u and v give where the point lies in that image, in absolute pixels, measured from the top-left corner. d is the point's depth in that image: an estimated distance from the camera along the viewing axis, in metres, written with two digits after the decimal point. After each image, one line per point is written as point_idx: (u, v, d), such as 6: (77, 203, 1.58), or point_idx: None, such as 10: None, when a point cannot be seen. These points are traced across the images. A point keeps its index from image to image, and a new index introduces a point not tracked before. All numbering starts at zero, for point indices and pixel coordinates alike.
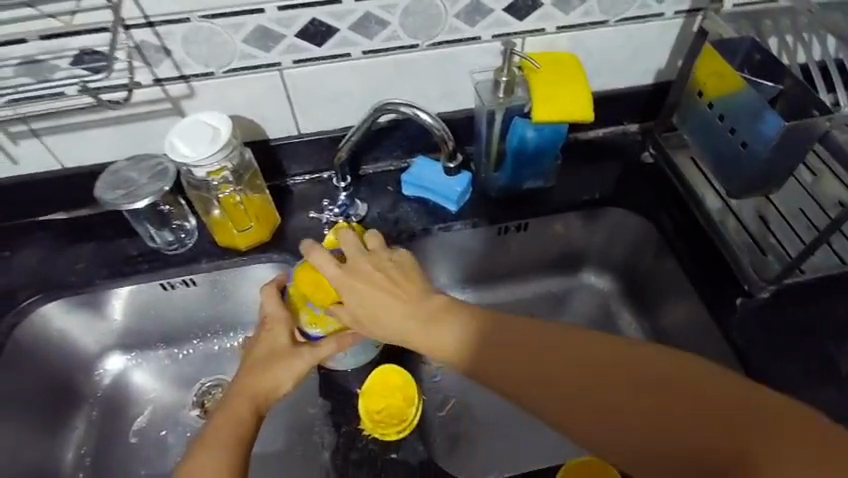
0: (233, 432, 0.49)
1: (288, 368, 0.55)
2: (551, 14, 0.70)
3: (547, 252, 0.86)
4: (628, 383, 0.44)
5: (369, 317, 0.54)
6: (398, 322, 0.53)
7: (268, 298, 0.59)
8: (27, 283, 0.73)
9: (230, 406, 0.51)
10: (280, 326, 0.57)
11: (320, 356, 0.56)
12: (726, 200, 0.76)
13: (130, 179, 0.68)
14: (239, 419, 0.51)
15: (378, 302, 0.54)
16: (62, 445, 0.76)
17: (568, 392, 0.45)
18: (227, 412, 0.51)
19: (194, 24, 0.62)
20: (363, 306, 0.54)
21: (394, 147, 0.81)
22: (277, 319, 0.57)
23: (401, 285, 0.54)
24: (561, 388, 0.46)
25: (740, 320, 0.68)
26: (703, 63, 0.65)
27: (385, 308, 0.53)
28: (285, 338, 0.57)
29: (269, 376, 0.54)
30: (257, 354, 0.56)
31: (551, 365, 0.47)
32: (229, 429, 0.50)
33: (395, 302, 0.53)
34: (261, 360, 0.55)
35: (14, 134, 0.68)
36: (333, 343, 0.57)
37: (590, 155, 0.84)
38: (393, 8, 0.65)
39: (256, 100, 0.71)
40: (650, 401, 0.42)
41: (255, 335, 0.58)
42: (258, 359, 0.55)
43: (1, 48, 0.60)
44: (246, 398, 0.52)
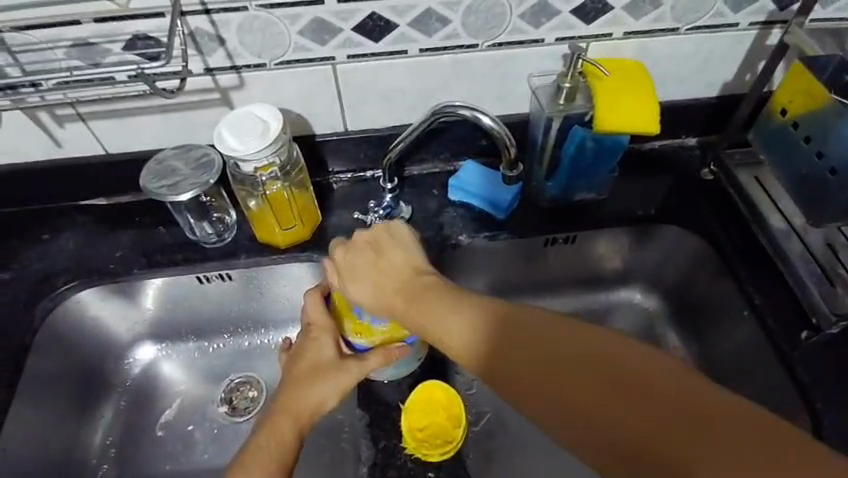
0: (276, 450, 0.52)
1: (331, 384, 0.56)
2: (621, 19, 0.66)
3: (594, 267, 0.82)
4: (625, 390, 0.39)
5: (355, 288, 0.56)
6: (382, 296, 0.54)
7: (313, 305, 0.59)
8: (65, 269, 0.72)
9: (274, 421, 0.54)
10: (325, 336, 0.58)
11: (365, 370, 0.57)
12: (791, 221, 0.72)
13: (176, 170, 0.66)
14: (285, 432, 0.53)
15: (369, 277, 0.55)
16: (89, 434, 0.75)
17: (556, 392, 0.41)
18: (270, 428, 0.53)
19: (250, 13, 0.59)
20: (351, 270, 0.56)
21: (442, 149, 0.78)
22: (321, 328, 0.58)
23: (393, 264, 0.55)
24: (550, 387, 0.42)
25: (805, 355, 0.64)
26: (789, 81, 0.62)
27: (374, 283, 0.55)
28: (330, 349, 0.57)
29: (313, 389, 0.56)
30: (302, 364, 0.57)
31: (546, 363, 0.43)
32: (272, 446, 0.52)
33: (384, 279, 0.54)
34: (306, 372, 0.57)
35: (61, 117, 0.67)
36: (378, 356, 0.57)
37: (646, 168, 0.79)
38: (457, 5, 0.62)
39: (306, 93, 0.69)
40: (643, 414, 0.38)
41: (300, 343, 0.59)
42: (303, 370, 0.57)
43: (55, 29, 0.58)
44: (289, 413, 0.54)
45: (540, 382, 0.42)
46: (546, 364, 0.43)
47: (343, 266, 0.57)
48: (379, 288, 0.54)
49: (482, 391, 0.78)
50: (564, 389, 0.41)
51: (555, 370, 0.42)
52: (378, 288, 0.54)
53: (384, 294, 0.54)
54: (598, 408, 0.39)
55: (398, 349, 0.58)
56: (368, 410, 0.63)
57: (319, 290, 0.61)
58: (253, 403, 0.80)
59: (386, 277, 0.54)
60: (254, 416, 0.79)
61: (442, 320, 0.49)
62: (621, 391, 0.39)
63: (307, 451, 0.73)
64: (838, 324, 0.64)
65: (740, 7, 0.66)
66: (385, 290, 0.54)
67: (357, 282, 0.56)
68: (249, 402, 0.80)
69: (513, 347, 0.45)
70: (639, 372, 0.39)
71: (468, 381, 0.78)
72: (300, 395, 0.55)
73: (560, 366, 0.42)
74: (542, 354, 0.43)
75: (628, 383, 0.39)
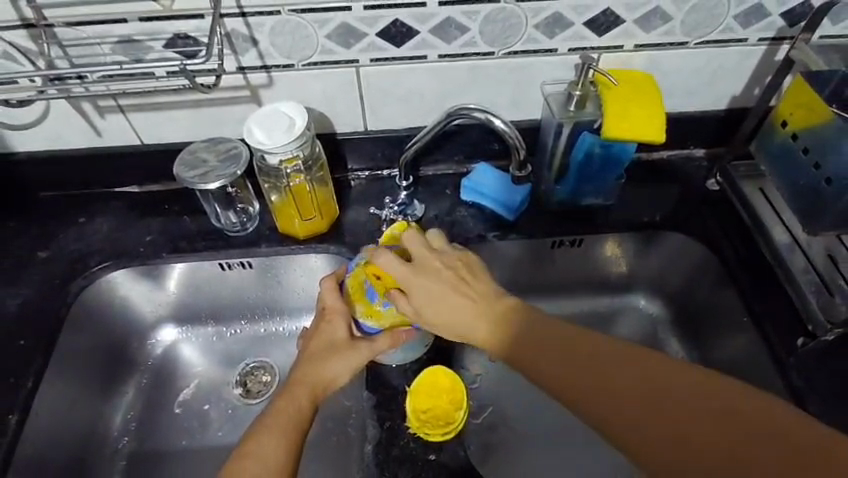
0: (293, 421, 0.55)
1: (344, 363, 0.60)
2: (632, 32, 0.69)
3: (600, 271, 0.85)
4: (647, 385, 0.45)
5: (424, 302, 0.57)
6: (458, 315, 0.55)
7: (328, 290, 0.62)
8: (99, 250, 0.77)
9: (291, 395, 0.56)
10: (339, 319, 0.61)
11: (375, 352, 0.61)
12: (794, 233, 0.74)
13: (206, 161, 0.71)
14: (301, 402, 0.56)
15: (440, 285, 0.56)
16: (112, 408, 0.80)
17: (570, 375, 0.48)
18: (288, 400, 0.56)
19: (283, 16, 0.64)
20: (424, 295, 0.57)
21: (456, 152, 0.81)
22: (337, 311, 0.61)
23: (466, 280, 0.56)
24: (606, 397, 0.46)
25: (799, 362, 0.66)
26: (791, 96, 0.65)
27: (443, 297, 0.56)
28: (343, 330, 0.61)
29: (328, 366, 0.59)
30: (317, 343, 0.60)
31: (603, 376, 0.47)
32: (288, 417, 0.55)
33: (454, 293, 0.56)
34: (321, 351, 0.60)
35: (102, 108, 0.72)
36: (387, 340, 0.61)
37: (653, 177, 0.82)
38: (475, 14, 0.66)
39: (330, 94, 0.73)
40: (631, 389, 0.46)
41: (314, 324, 0.62)
42: (318, 349, 0.60)
43: (103, 27, 0.63)
44: (305, 389, 0.57)
45: (596, 391, 0.47)
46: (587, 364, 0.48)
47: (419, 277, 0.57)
48: (452, 305, 0.55)
49: (486, 385, 0.81)
50: (614, 394, 0.46)
51: (603, 373, 0.47)
52: (452, 307, 0.55)
53: (459, 312, 0.55)
54: (652, 413, 0.44)
55: (404, 333, 0.63)
56: (375, 393, 0.66)
57: (334, 277, 0.64)
58: (266, 386, 0.84)
59: (452, 285, 0.56)
60: (267, 400, 0.83)
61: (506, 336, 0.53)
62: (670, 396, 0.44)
63: (316, 433, 0.76)
64: (833, 331, 0.66)
65: (748, 23, 0.69)
66: (462, 309, 0.55)
67: (436, 308, 0.56)
68: (262, 385, 0.84)
69: (569, 360, 0.49)
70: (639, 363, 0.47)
71: (473, 375, 0.81)
72: (316, 371, 0.59)
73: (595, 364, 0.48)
74: (597, 369, 0.48)
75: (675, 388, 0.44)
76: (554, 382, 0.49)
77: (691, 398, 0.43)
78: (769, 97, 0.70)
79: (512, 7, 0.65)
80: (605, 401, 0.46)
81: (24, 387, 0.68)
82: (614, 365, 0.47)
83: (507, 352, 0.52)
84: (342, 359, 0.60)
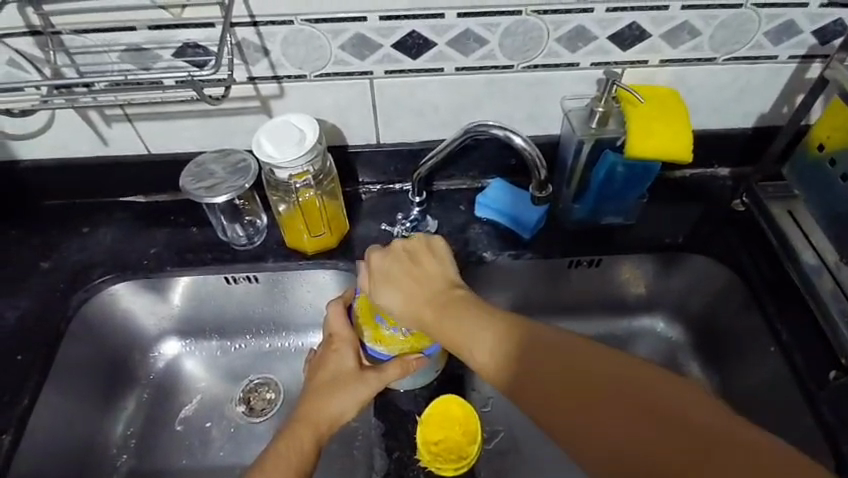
0: (293, 460, 0.55)
1: (350, 396, 0.59)
2: (658, 47, 0.66)
3: (617, 292, 0.82)
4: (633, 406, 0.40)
5: (388, 301, 0.57)
6: (420, 310, 0.54)
7: (335, 316, 0.62)
8: (101, 261, 0.75)
9: (292, 432, 0.57)
10: (345, 346, 0.61)
11: (384, 382, 0.59)
12: (826, 257, 0.69)
13: (214, 173, 0.69)
14: (305, 437, 0.57)
15: (398, 281, 0.57)
16: (112, 424, 0.77)
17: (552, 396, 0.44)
18: (289, 438, 0.57)
19: (296, 26, 0.62)
20: (387, 281, 0.58)
21: (471, 167, 0.79)
22: (343, 340, 0.61)
23: (423, 274, 0.57)
24: (577, 412, 0.42)
25: (830, 395, 0.63)
26: (830, 117, 0.62)
27: (401, 294, 0.56)
28: (350, 359, 0.60)
29: (332, 397, 0.59)
30: (324, 374, 0.60)
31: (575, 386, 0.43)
32: (289, 456, 0.55)
33: (412, 289, 0.56)
34: (328, 382, 0.60)
35: (109, 117, 0.70)
36: (396, 369, 0.59)
37: (675, 196, 0.79)
38: (495, 26, 0.63)
39: (342, 105, 0.70)
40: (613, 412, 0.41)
41: (323, 353, 0.62)
42: (324, 379, 0.60)
43: (110, 35, 0.61)
44: (307, 426, 0.57)
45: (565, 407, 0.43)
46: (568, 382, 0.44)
47: (379, 277, 0.58)
48: (412, 302, 0.55)
49: (497, 409, 0.78)
50: (583, 408, 0.42)
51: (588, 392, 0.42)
52: (412, 304, 0.55)
53: (420, 306, 0.55)
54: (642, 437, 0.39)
55: (414, 362, 0.59)
56: (383, 420, 0.63)
57: (341, 301, 0.63)
58: (270, 404, 0.82)
59: (409, 280, 0.56)
60: (271, 418, 0.81)
61: (475, 340, 0.49)
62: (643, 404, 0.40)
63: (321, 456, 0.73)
64: None
65: (780, 40, 0.66)
66: (422, 305, 0.54)
67: (396, 306, 0.56)
68: (266, 403, 0.82)
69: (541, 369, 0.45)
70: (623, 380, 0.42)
71: (484, 398, 0.78)
72: (320, 403, 0.59)
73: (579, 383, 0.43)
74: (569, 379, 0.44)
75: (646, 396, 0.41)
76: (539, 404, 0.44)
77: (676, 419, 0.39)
78: (801, 117, 0.67)
79: (534, 20, 0.63)
80: (575, 414, 0.42)
81: (20, 404, 0.66)
82: (586, 372, 0.43)
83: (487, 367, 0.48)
84: (348, 392, 0.59)
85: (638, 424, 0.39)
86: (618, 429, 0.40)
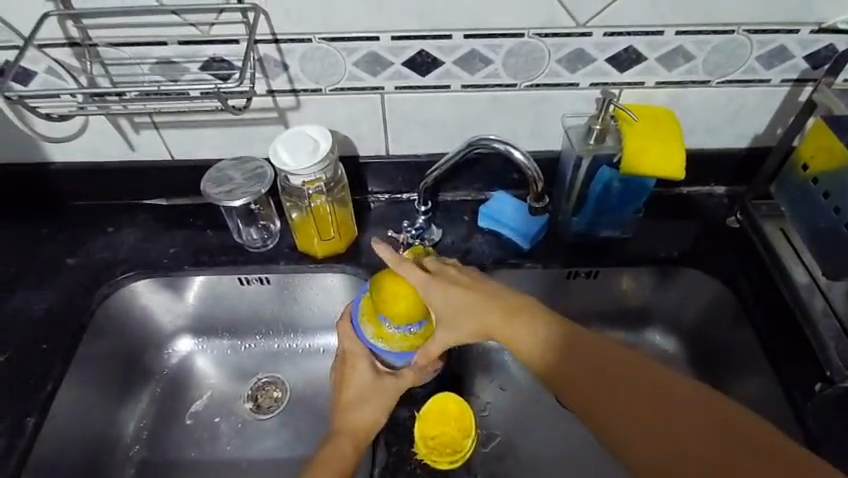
0: (344, 469, 0.62)
1: (377, 403, 0.67)
2: (654, 69, 0.70)
3: (615, 304, 0.84)
4: (656, 398, 0.49)
5: (442, 312, 0.60)
6: (479, 320, 0.58)
7: (347, 335, 0.69)
8: (124, 259, 0.80)
9: (337, 445, 0.64)
10: (360, 360, 0.68)
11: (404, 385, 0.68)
12: (816, 276, 0.73)
13: (233, 178, 0.73)
14: (348, 447, 0.64)
15: (451, 293, 0.59)
16: (125, 416, 0.81)
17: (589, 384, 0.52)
18: (335, 450, 0.64)
19: (313, 44, 0.67)
20: (444, 298, 0.60)
21: (475, 180, 0.82)
22: (358, 356, 0.69)
23: (474, 283, 0.60)
24: (618, 403, 0.50)
25: (816, 408, 0.66)
26: (812, 138, 0.66)
27: (459, 306, 0.59)
28: (368, 372, 0.68)
29: (361, 406, 0.67)
30: (349, 389, 0.68)
31: (624, 387, 0.51)
32: (340, 466, 0.62)
33: (467, 301, 0.58)
34: (355, 396, 0.67)
35: (138, 124, 0.75)
36: (413, 374, 0.67)
37: (672, 211, 0.82)
38: (499, 48, 0.67)
39: (354, 118, 0.75)
40: (639, 399, 0.49)
41: (341, 369, 0.69)
42: (351, 393, 0.68)
43: (143, 48, 0.67)
44: (349, 438, 0.65)
45: (611, 406, 0.50)
46: (603, 374, 0.52)
47: (429, 289, 0.60)
48: (469, 311, 0.58)
49: (495, 414, 0.80)
50: (628, 404, 0.50)
51: (619, 382, 0.51)
52: (470, 314, 0.58)
53: (479, 316, 0.58)
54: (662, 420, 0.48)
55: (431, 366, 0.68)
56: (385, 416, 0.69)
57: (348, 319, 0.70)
58: (276, 402, 0.85)
59: (463, 292, 0.59)
60: (277, 415, 0.84)
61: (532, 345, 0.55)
62: (679, 407, 0.48)
63: None
64: None
65: (771, 65, 0.70)
66: (481, 315, 0.58)
67: (452, 319, 0.59)
68: (273, 401, 0.85)
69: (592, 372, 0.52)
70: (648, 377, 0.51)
71: (483, 403, 0.80)
72: (353, 414, 0.67)
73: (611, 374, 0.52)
74: (616, 382, 0.51)
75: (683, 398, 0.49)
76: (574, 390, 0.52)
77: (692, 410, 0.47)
78: (792, 138, 0.71)
79: (535, 42, 0.67)
80: (606, 400, 0.51)
81: (44, 390, 0.70)
82: (625, 369, 0.51)
83: (530, 355, 0.55)
84: (376, 401, 0.67)
85: (679, 425, 0.47)
86: (660, 427, 0.48)
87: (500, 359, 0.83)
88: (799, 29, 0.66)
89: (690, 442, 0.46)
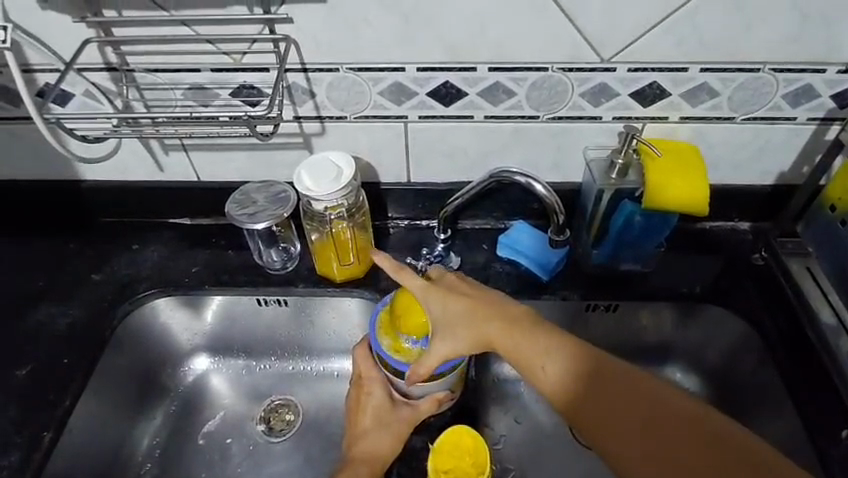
0: None
1: (392, 430, 0.68)
2: (678, 104, 0.70)
3: (634, 338, 0.83)
4: (654, 413, 0.51)
5: (440, 323, 0.61)
6: (478, 329, 0.59)
7: (361, 358, 0.70)
8: (147, 276, 0.81)
9: (351, 471, 0.65)
10: (376, 385, 0.70)
11: (419, 415, 0.68)
12: (842, 316, 0.71)
13: (256, 201, 0.75)
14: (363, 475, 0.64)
15: (451, 302, 0.61)
16: (138, 434, 0.81)
17: (587, 393, 0.53)
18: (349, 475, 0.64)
19: (341, 73, 0.68)
20: (444, 304, 0.61)
21: (495, 208, 0.82)
22: (373, 380, 0.70)
23: (474, 294, 0.62)
24: (613, 415, 0.52)
25: (843, 455, 0.63)
26: (838, 180, 0.68)
27: (458, 315, 0.61)
28: (382, 397, 0.69)
29: (374, 432, 0.68)
30: (364, 413, 0.70)
31: (620, 397, 0.52)
32: None
33: (467, 311, 0.61)
34: (370, 423, 0.69)
35: (167, 146, 0.77)
36: (429, 404, 0.68)
37: (694, 246, 0.81)
38: (523, 81, 0.68)
39: (377, 145, 0.76)
40: (636, 411, 0.51)
41: (357, 393, 0.71)
42: (366, 417, 0.69)
43: (177, 75, 0.69)
44: (363, 465, 0.65)
45: (607, 420, 0.52)
46: (602, 385, 0.53)
47: (431, 298, 0.62)
48: (468, 321, 0.60)
49: (508, 447, 0.78)
50: (625, 417, 0.51)
51: (618, 396, 0.52)
52: (470, 324, 0.60)
53: (478, 327, 0.59)
54: (657, 434, 0.50)
55: (446, 397, 0.69)
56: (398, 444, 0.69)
57: (364, 344, 0.71)
58: (288, 425, 0.85)
59: (463, 302, 0.61)
60: (289, 439, 0.83)
61: (531, 352, 0.56)
62: (671, 418, 0.50)
63: None
64: None
65: (797, 102, 0.69)
66: (481, 325, 0.59)
67: (451, 327, 0.61)
68: (285, 424, 0.85)
69: (590, 381, 0.54)
70: (649, 393, 0.52)
71: (497, 435, 0.79)
72: (367, 439, 0.68)
73: (610, 384, 0.53)
74: (613, 391, 0.53)
75: (676, 409, 0.50)
76: (571, 397, 0.54)
77: (689, 426, 0.49)
78: (819, 176, 0.70)
79: (559, 76, 0.68)
80: (601, 411, 0.52)
81: (62, 405, 0.71)
82: (625, 383, 0.53)
83: (529, 363, 0.56)
84: (389, 427, 0.68)
85: (675, 438, 0.49)
86: (654, 440, 0.49)
87: (515, 390, 0.82)
88: (826, 68, 0.65)
89: (680, 452, 0.48)
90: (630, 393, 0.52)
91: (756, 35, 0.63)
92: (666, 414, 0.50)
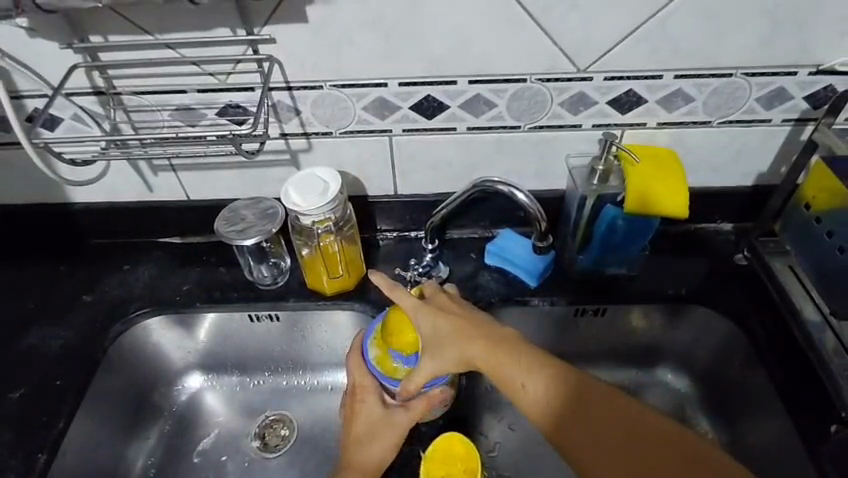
0: None
1: (390, 436, 0.67)
2: (655, 110, 0.72)
3: (624, 341, 0.84)
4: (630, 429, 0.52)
5: (429, 340, 0.62)
6: (464, 348, 0.60)
7: (355, 367, 0.70)
8: (138, 296, 0.81)
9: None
10: (370, 394, 0.69)
11: (415, 415, 0.67)
12: (826, 314, 0.71)
13: (245, 218, 0.76)
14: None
15: (441, 321, 0.62)
16: (133, 455, 0.81)
17: (567, 409, 0.55)
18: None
19: (324, 90, 0.70)
20: (433, 323, 0.62)
21: (481, 218, 0.84)
22: (367, 389, 0.69)
23: (462, 314, 0.63)
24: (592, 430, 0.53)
25: (832, 452, 0.64)
26: (812, 176, 0.70)
27: (445, 334, 0.61)
28: (377, 406, 0.68)
29: (372, 441, 0.67)
30: (360, 423, 0.69)
31: (599, 416, 0.53)
32: None
33: (454, 329, 0.61)
34: (366, 430, 0.68)
35: (156, 167, 0.78)
36: (423, 404, 0.67)
37: (679, 248, 0.82)
38: (503, 92, 0.70)
39: (364, 159, 0.77)
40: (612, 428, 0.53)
41: (351, 403, 0.70)
42: (361, 429, 0.68)
43: (164, 96, 0.70)
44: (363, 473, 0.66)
45: (586, 435, 0.53)
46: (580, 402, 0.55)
47: (420, 315, 0.63)
48: (453, 341, 0.61)
49: (504, 455, 0.79)
50: (603, 432, 0.53)
51: (596, 412, 0.54)
52: (456, 345, 0.60)
53: (464, 346, 0.60)
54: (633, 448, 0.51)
55: (440, 394, 0.67)
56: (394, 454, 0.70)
57: (357, 352, 0.71)
58: (284, 440, 0.85)
59: (451, 321, 0.62)
60: (285, 455, 0.83)
61: (516, 372, 0.57)
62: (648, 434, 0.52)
63: None
64: None
65: (771, 105, 0.71)
66: (466, 345, 0.60)
67: (437, 347, 0.62)
68: (281, 439, 0.85)
69: (571, 403, 0.55)
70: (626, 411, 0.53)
71: (490, 444, 0.79)
72: (364, 447, 0.68)
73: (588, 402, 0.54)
74: (595, 409, 0.54)
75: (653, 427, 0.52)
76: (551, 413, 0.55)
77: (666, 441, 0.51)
78: (796, 175, 0.72)
79: (538, 86, 0.69)
80: (580, 427, 0.54)
81: (55, 427, 0.71)
82: (604, 401, 0.54)
83: (512, 380, 0.57)
84: (388, 432, 0.67)
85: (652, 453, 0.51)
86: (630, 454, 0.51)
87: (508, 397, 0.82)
88: (797, 71, 0.67)
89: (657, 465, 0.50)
90: (608, 411, 0.53)
91: (727, 41, 0.65)
92: (643, 430, 0.52)
